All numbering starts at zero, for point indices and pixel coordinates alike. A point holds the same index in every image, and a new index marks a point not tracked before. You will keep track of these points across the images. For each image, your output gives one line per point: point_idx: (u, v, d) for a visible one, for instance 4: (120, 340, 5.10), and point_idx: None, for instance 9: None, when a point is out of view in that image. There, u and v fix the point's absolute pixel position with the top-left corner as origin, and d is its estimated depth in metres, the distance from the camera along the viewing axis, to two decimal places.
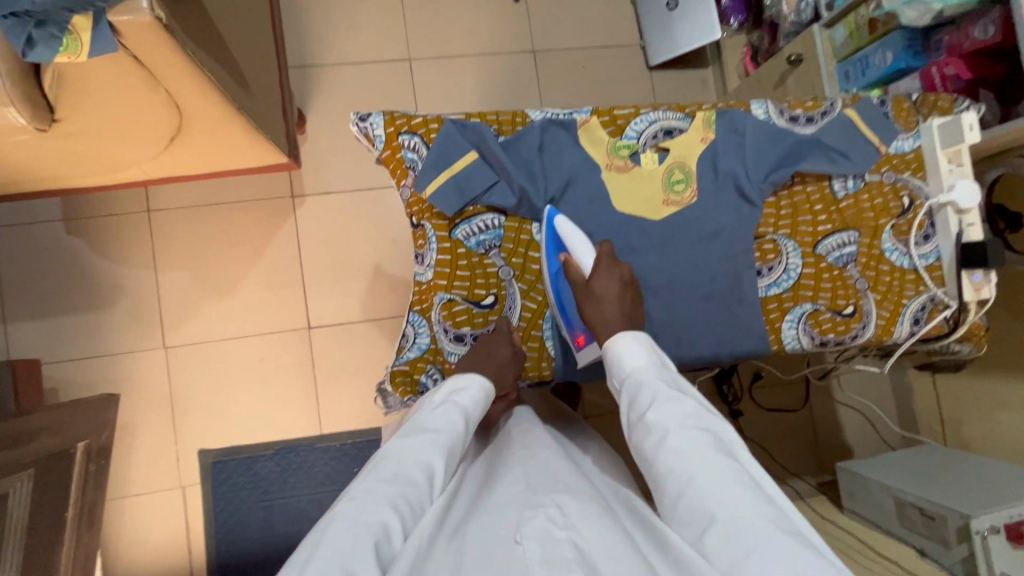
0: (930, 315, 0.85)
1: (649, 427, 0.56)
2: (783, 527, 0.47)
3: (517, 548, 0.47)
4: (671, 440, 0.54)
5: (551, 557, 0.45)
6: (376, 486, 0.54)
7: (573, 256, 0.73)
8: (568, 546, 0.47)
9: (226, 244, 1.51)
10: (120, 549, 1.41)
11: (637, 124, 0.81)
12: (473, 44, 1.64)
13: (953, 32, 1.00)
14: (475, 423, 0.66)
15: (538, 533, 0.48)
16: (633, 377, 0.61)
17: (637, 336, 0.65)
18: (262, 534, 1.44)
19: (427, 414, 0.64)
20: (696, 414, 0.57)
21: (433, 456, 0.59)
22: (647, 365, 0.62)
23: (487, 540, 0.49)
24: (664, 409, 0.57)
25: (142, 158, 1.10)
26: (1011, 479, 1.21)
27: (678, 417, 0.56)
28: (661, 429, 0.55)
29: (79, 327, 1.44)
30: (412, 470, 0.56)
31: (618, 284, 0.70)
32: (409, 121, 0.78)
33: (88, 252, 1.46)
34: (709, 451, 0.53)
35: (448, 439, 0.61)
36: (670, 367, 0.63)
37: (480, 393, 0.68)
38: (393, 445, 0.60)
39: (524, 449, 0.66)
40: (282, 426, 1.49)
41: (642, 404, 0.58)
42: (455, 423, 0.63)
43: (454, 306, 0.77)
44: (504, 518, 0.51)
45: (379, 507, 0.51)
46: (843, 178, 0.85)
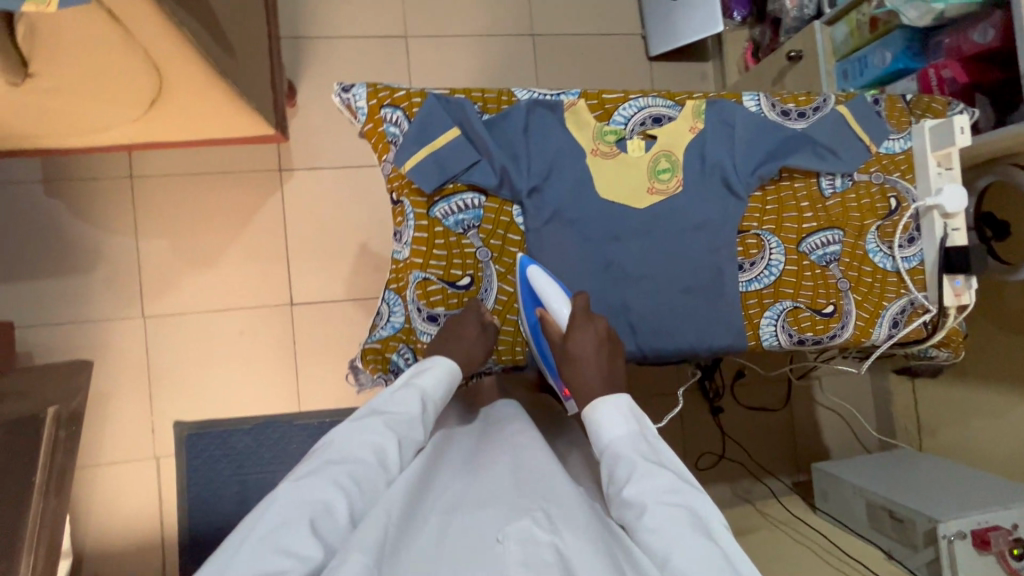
0: (909, 318, 0.85)
1: (625, 503, 0.54)
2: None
3: (499, 548, 0.48)
4: (647, 516, 0.52)
5: (531, 560, 0.46)
6: (324, 469, 0.54)
7: (548, 312, 0.71)
8: (550, 549, 0.48)
9: (211, 215, 1.48)
10: (91, 517, 1.40)
11: (625, 109, 0.79)
12: (471, 24, 1.61)
13: (954, 34, 0.99)
14: (435, 408, 0.65)
15: (521, 536, 0.48)
16: (611, 450, 0.59)
17: (614, 405, 0.62)
18: (235, 508, 1.44)
19: (383, 397, 0.63)
20: (677, 489, 0.54)
21: (384, 442, 0.58)
22: (626, 435, 0.60)
23: (461, 543, 0.49)
24: (642, 484, 0.54)
25: (122, 121, 1.08)
26: (981, 487, 1.22)
27: (656, 492, 0.53)
28: (637, 505, 0.53)
29: (55, 291, 1.42)
30: (364, 455, 0.56)
31: (595, 339, 0.67)
32: (392, 94, 0.76)
33: (68, 215, 1.43)
34: (687, 529, 0.50)
35: (401, 425, 0.60)
36: (653, 437, 0.61)
37: (444, 375, 0.68)
38: (340, 430, 0.60)
39: (510, 439, 0.66)
40: (259, 402, 1.47)
41: (619, 479, 0.56)
42: (410, 406, 0.63)
43: (428, 286, 0.75)
44: (486, 514, 0.51)
45: (321, 487, 0.52)
46: (831, 176, 0.84)
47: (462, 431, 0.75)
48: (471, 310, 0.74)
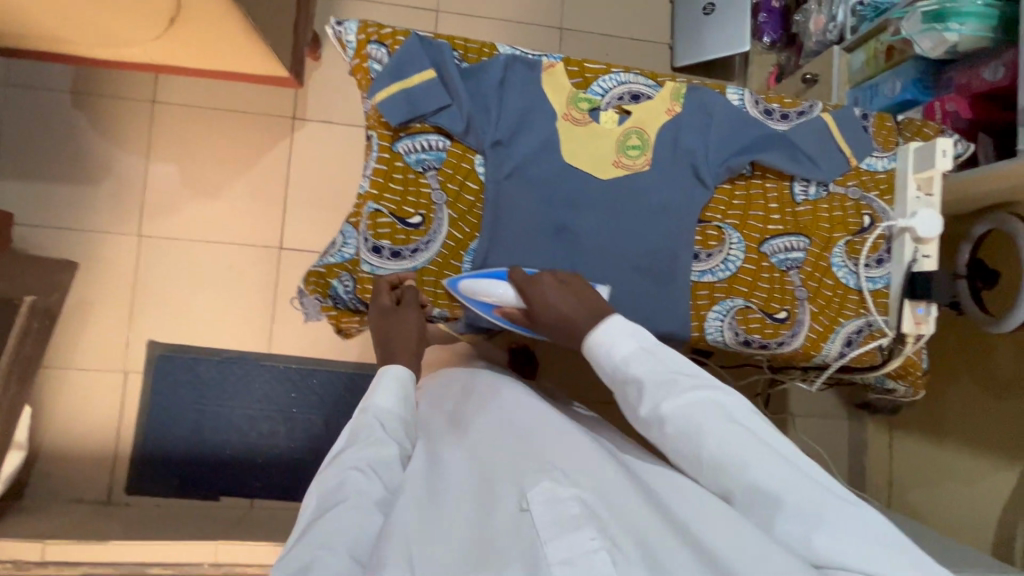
0: (865, 340, 0.83)
1: (646, 419, 0.63)
2: (788, 466, 0.58)
3: (526, 512, 0.55)
4: (670, 426, 0.61)
5: (561, 517, 0.53)
6: (324, 518, 0.56)
7: (504, 305, 0.74)
8: (574, 503, 0.55)
9: (220, 149, 1.53)
10: (51, 417, 1.44)
11: (605, 81, 0.80)
12: (501, 8, 1.64)
13: (964, 70, 0.97)
14: (399, 417, 0.68)
15: (546, 497, 0.55)
16: (619, 371, 0.65)
17: (612, 327, 0.65)
18: (189, 435, 1.47)
19: (344, 444, 0.65)
20: (691, 387, 0.62)
21: (369, 472, 0.61)
22: (629, 352, 0.65)
23: (496, 499, 0.57)
24: (664, 398, 0.61)
25: (144, 38, 1.13)
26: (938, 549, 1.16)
27: (677, 398, 0.61)
28: (657, 418, 0.62)
29: (62, 196, 1.48)
30: (360, 482, 0.59)
31: (555, 287, 0.70)
32: (379, 31, 0.78)
33: (86, 127, 1.49)
34: (710, 424, 0.59)
35: (376, 449, 0.63)
36: (653, 343, 0.65)
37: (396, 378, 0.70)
38: (322, 482, 0.60)
39: (497, 402, 0.72)
40: (232, 336, 1.50)
41: (635, 399, 0.64)
42: (373, 429, 0.65)
43: (378, 218, 0.75)
44: (506, 479, 0.59)
45: (333, 536, 0.54)
46: (805, 182, 0.83)
47: (450, 382, 0.83)
48: (379, 294, 0.74)
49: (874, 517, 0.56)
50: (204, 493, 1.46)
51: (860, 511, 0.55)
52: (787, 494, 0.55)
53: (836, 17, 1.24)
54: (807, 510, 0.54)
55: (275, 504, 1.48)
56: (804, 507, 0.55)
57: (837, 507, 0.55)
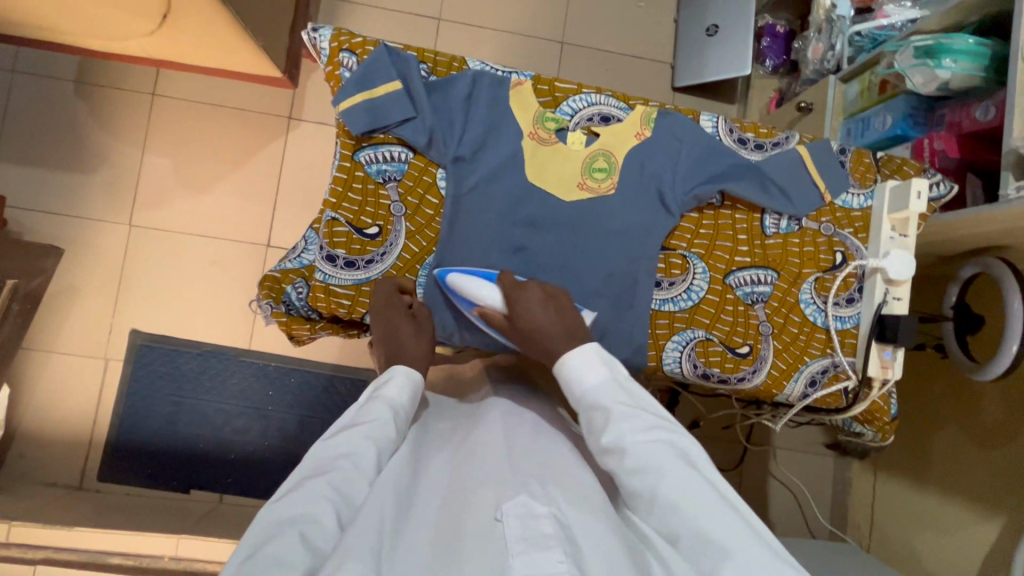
0: (828, 381, 0.80)
1: (607, 449, 0.59)
2: (748, 531, 0.54)
3: (497, 524, 0.52)
4: (631, 460, 0.57)
5: (531, 534, 0.50)
6: (310, 481, 0.55)
7: (484, 304, 0.72)
8: (548, 521, 0.52)
9: (215, 144, 1.55)
10: (30, 400, 1.45)
11: (575, 101, 0.79)
12: (502, 18, 1.64)
13: (956, 108, 0.94)
14: (406, 415, 0.66)
15: (520, 512, 0.53)
16: (587, 398, 0.63)
17: (585, 352, 0.66)
18: (164, 426, 1.47)
19: (355, 414, 0.64)
20: (656, 428, 0.60)
21: (362, 450, 0.59)
22: (600, 381, 0.64)
23: (470, 512, 0.54)
24: (623, 428, 0.59)
25: (138, 33, 1.15)
26: None
27: (639, 432, 0.58)
28: (619, 449, 0.58)
29: (58, 182, 1.50)
30: (351, 456, 0.58)
31: (538, 299, 0.70)
32: (351, 40, 0.78)
33: (87, 116, 1.52)
34: (669, 463, 0.56)
35: (378, 431, 0.61)
36: (626, 378, 0.64)
37: (406, 382, 0.69)
38: (318, 451, 0.60)
39: (492, 422, 0.70)
40: (213, 331, 1.51)
41: (598, 428, 0.61)
42: (379, 417, 0.63)
43: (335, 226, 0.75)
44: (484, 491, 0.56)
45: (311, 504, 0.53)
46: (776, 215, 0.81)
47: (451, 408, 0.80)
48: (392, 298, 0.73)
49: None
50: (174, 485, 1.47)
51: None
52: (736, 548, 0.52)
53: (834, 47, 1.22)
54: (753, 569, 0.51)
55: (243, 501, 1.48)
56: (751, 565, 0.51)
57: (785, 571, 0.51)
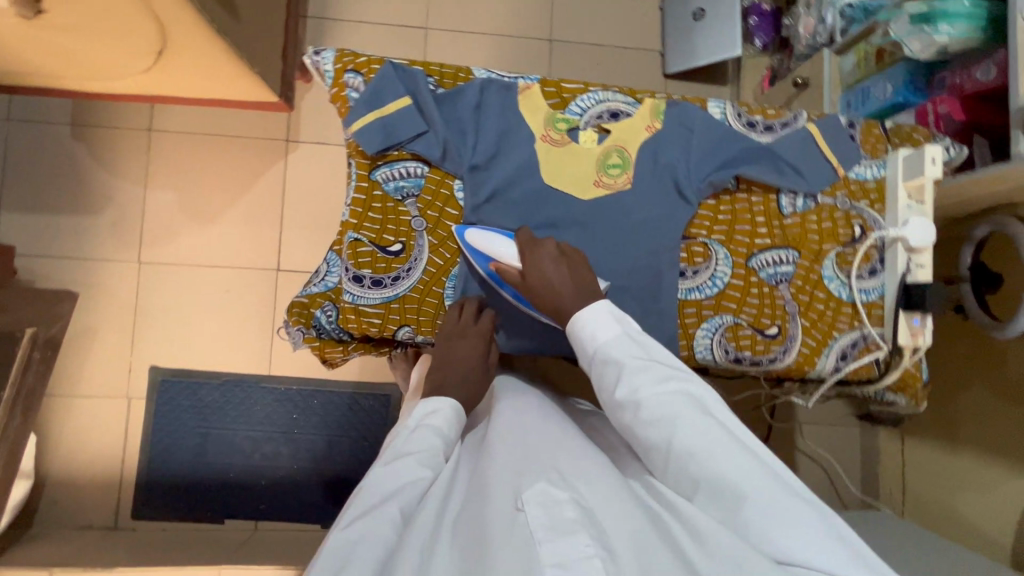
0: (860, 353, 0.81)
1: (622, 404, 0.61)
2: (770, 475, 0.55)
3: (518, 515, 0.51)
4: (644, 412, 0.59)
5: (556, 521, 0.50)
6: (372, 509, 0.55)
7: (500, 260, 0.73)
8: (570, 506, 0.52)
9: (216, 174, 1.55)
10: (57, 446, 1.46)
11: (584, 100, 0.80)
12: (489, 22, 1.64)
13: (957, 71, 0.94)
14: (454, 441, 0.68)
15: (541, 500, 0.52)
16: (600, 354, 0.63)
17: (596, 310, 0.65)
18: (193, 459, 1.48)
19: (402, 442, 0.65)
20: (669, 378, 0.61)
21: (421, 473, 0.60)
22: (611, 337, 0.64)
23: (491, 505, 0.53)
24: (634, 383, 0.60)
25: (134, 71, 1.15)
26: (951, 560, 1.13)
27: (651, 385, 0.60)
28: (632, 403, 0.60)
29: (63, 227, 1.50)
30: (409, 481, 0.59)
31: (550, 257, 0.70)
32: (356, 60, 0.79)
33: (86, 158, 1.52)
34: (683, 411, 0.58)
35: (430, 458, 0.62)
36: (638, 331, 0.65)
37: (452, 414, 0.70)
38: (375, 479, 0.60)
39: (501, 414, 0.69)
40: (232, 360, 1.51)
41: (612, 383, 0.62)
42: (429, 443, 0.64)
43: (358, 247, 0.75)
44: (499, 481, 0.56)
45: (367, 532, 0.51)
46: (792, 194, 0.81)
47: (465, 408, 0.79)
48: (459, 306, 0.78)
49: (839, 526, 0.54)
50: (208, 516, 1.47)
51: (824, 519, 0.54)
52: (752, 489, 0.54)
53: (825, 20, 1.20)
54: (773, 509, 0.53)
55: (279, 526, 1.48)
56: (770, 505, 0.53)
57: (799, 507, 0.53)
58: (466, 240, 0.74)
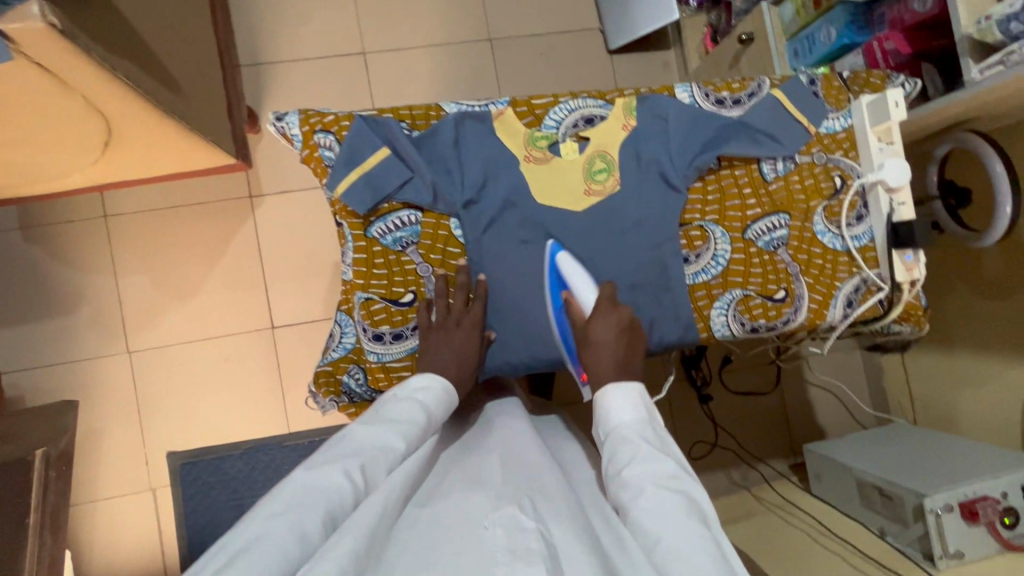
0: (863, 297, 0.85)
1: (620, 483, 0.54)
2: None
3: (484, 533, 0.49)
4: (641, 497, 0.51)
5: (515, 547, 0.47)
6: (337, 459, 0.53)
7: (574, 296, 0.72)
8: (535, 535, 0.49)
9: (186, 247, 1.50)
10: (91, 554, 1.42)
11: (556, 112, 0.80)
12: (425, 34, 1.61)
13: (894, 5, 0.98)
14: (433, 420, 0.64)
15: (508, 523, 0.50)
16: (618, 429, 0.59)
17: (627, 391, 0.62)
18: (233, 532, 1.46)
19: (391, 404, 0.62)
20: (676, 475, 0.53)
21: (391, 443, 0.57)
22: (630, 421, 0.60)
23: (456, 532, 0.51)
24: (639, 467, 0.54)
25: (81, 165, 1.10)
26: (971, 456, 1.21)
27: (654, 475, 0.53)
28: (631, 485, 0.53)
29: (40, 335, 1.44)
30: (381, 448, 0.56)
31: (616, 327, 0.68)
32: (323, 119, 0.77)
33: (46, 260, 1.46)
34: (681, 514, 0.49)
35: (407, 428, 0.59)
36: (660, 426, 0.60)
37: (443, 392, 0.66)
38: (354, 429, 0.58)
39: (490, 448, 0.67)
40: (249, 426, 1.49)
41: (620, 460, 0.56)
42: (415, 417, 0.61)
43: (371, 305, 0.75)
44: (470, 510, 0.53)
45: (330, 475, 0.51)
46: (772, 160, 0.83)
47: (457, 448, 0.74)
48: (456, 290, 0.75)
49: None
50: None
51: None
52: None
53: None
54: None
55: None
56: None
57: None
58: (554, 262, 0.76)
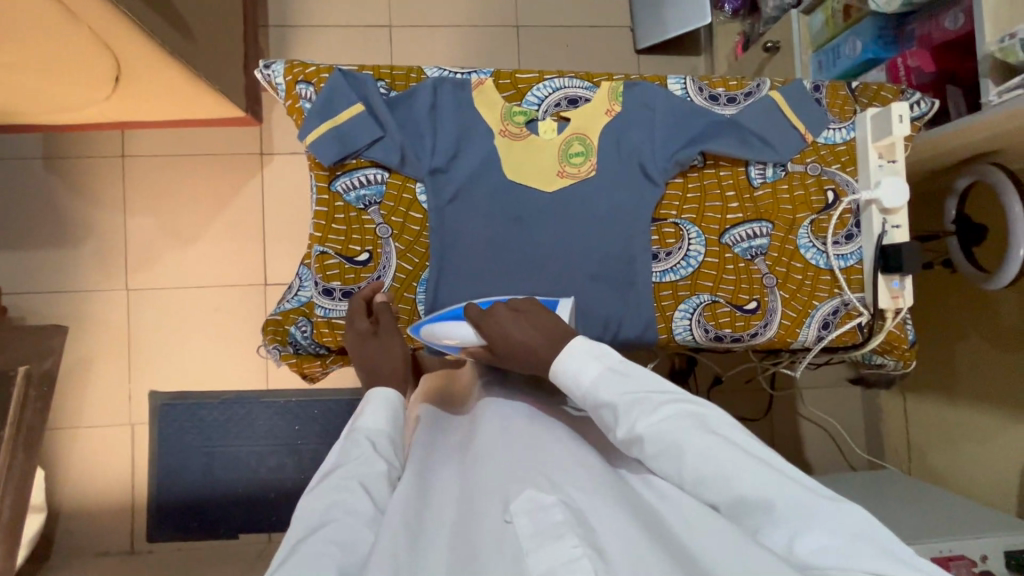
0: (842, 321, 0.80)
1: (626, 440, 0.57)
2: (774, 475, 0.52)
3: (509, 525, 0.50)
4: (650, 446, 0.56)
5: (541, 529, 0.49)
6: (304, 543, 0.50)
7: (467, 344, 0.72)
8: (557, 509, 0.50)
9: (193, 195, 1.54)
10: (66, 477, 1.48)
11: (539, 89, 0.78)
12: (453, 14, 1.61)
13: (925, 21, 0.92)
14: (388, 438, 0.64)
15: (528, 507, 0.51)
16: (590, 395, 0.60)
17: (573, 354, 0.62)
18: (201, 478, 1.49)
19: (333, 458, 0.61)
20: (664, 403, 0.57)
21: (351, 488, 0.56)
22: (597, 376, 0.61)
23: (477, 514, 0.53)
24: (632, 419, 0.57)
25: (94, 100, 1.14)
26: (956, 514, 1.13)
27: (649, 419, 0.56)
28: (636, 439, 0.56)
29: (48, 261, 1.50)
30: (341, 506, 0.54)
31: (506, 324, 0.68)
32: (305, 70, 0.77)
33: (63, 191, 1.52)
34: (688, 438, 0.54)
35: (363, 466, 0.58)
36: (622, 363, 0.61)
37: (383, 408, 0.66)
38: (307, 503, 0.56)
39: (485, 419, 0.68)
40: (229, 378, 1.52)
41: (610, 424, 0.59)
42: (360, 449, 0.60)
43: (325, 260, 0.75)
44: (486, 495, 0.54)
45: (312, 558, 0.48)
46: (761, 165, 0.79)
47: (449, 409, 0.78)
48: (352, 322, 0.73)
49: (871, 528, 0.49)
50: (222, 533, 1.49)
51: (852, 515, 0.49)
52: (774, 494, 0.51)
53: None
54: (795, 512, 0.50)
55: None
56: (793, 507, 0.50)
57: (834, 508, 0.50)
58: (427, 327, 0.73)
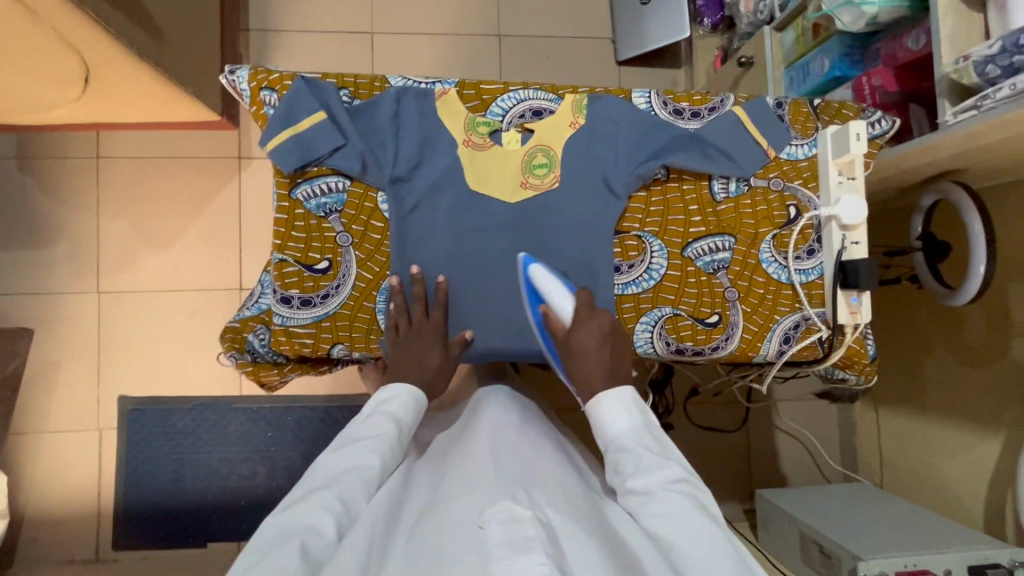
0: (802, 336, 0.81)
1: (632, 492, 0.57)
2: None
3: (480, 532, 0.48)
4: (655, 504, 0.55)
5: (513, 539, 0.46)
6: (309, 497, 0.53)
7: (551, 308, 0.71)
8: (532, 524, 0.48)
9: (169, 197, 1.53)
10: (30, 483, 1.45)
11: (504, 100, 0.79)
12: (434, 21, 1.62)
13: (890, 40, 0.93)
14: (408, 431, 0.64)
15: (503, 516, 0.49)
16: (616, 440, 0.61)
17: (622, 395, 0.63)
18: (169, 484, 1.47)
19: (357, 426, 0.62)
20: (682, 478, 0.57)
21: (368, 461, 0.57)
22: (631, 428, 0.61)
23: (449, 522, 0.50)
24: (648, 475, 0.57)
25: (63, 101, 1.13)
26: (922, 527, 1.14)
27: (664, 481, 0.56)
28: (644, 494, 0.56)
29: (18, 262, 1.48)
30: (352, 473, 0.56)
31: (597, 334, 0.68)
32: (268, 77, 0.77)
33: (35, 191, 1.50)
34: (694, 515, 0.53)
35: (382, 444, 0.59)
36: (655, 430, 0.62)
37: (410, 401, 0.66)
38: (323, 460, 0.58)
39: (483, 429, 0.65)
40: (201, 383, 1.50)
41: (624, 471, 0.58)
42: (385, 427, 0.61)
43: (284, 267, 0.74)
44: (462, 506, 0.51)
45: (312, 512, 0.51)
46: (724, 179, 0.80)
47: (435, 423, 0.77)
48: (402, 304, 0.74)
49: None
50: (191, 541, 1.46)
51: None
52: None
53: None
54: None
55: None
56: None
57: None
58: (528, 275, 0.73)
